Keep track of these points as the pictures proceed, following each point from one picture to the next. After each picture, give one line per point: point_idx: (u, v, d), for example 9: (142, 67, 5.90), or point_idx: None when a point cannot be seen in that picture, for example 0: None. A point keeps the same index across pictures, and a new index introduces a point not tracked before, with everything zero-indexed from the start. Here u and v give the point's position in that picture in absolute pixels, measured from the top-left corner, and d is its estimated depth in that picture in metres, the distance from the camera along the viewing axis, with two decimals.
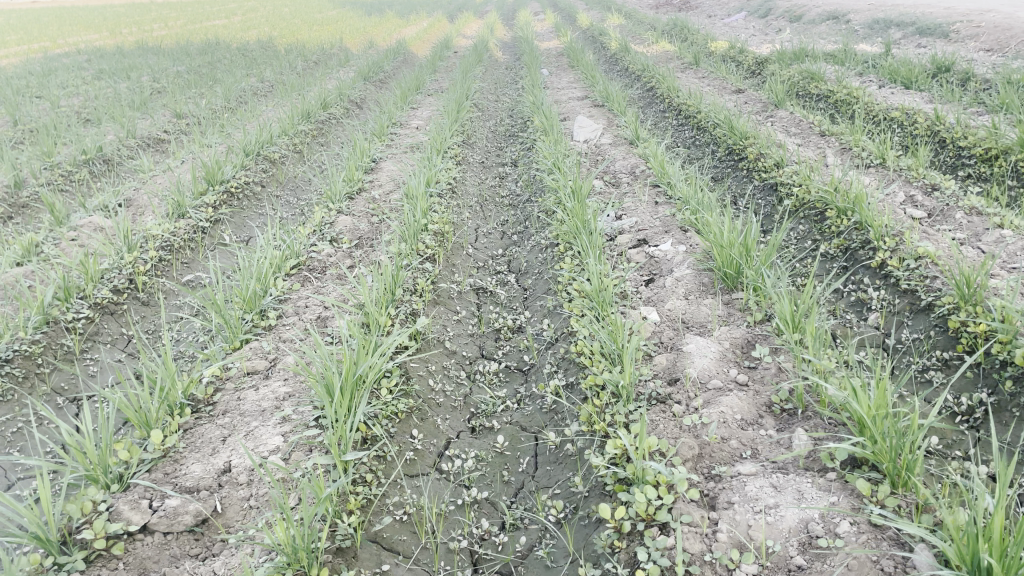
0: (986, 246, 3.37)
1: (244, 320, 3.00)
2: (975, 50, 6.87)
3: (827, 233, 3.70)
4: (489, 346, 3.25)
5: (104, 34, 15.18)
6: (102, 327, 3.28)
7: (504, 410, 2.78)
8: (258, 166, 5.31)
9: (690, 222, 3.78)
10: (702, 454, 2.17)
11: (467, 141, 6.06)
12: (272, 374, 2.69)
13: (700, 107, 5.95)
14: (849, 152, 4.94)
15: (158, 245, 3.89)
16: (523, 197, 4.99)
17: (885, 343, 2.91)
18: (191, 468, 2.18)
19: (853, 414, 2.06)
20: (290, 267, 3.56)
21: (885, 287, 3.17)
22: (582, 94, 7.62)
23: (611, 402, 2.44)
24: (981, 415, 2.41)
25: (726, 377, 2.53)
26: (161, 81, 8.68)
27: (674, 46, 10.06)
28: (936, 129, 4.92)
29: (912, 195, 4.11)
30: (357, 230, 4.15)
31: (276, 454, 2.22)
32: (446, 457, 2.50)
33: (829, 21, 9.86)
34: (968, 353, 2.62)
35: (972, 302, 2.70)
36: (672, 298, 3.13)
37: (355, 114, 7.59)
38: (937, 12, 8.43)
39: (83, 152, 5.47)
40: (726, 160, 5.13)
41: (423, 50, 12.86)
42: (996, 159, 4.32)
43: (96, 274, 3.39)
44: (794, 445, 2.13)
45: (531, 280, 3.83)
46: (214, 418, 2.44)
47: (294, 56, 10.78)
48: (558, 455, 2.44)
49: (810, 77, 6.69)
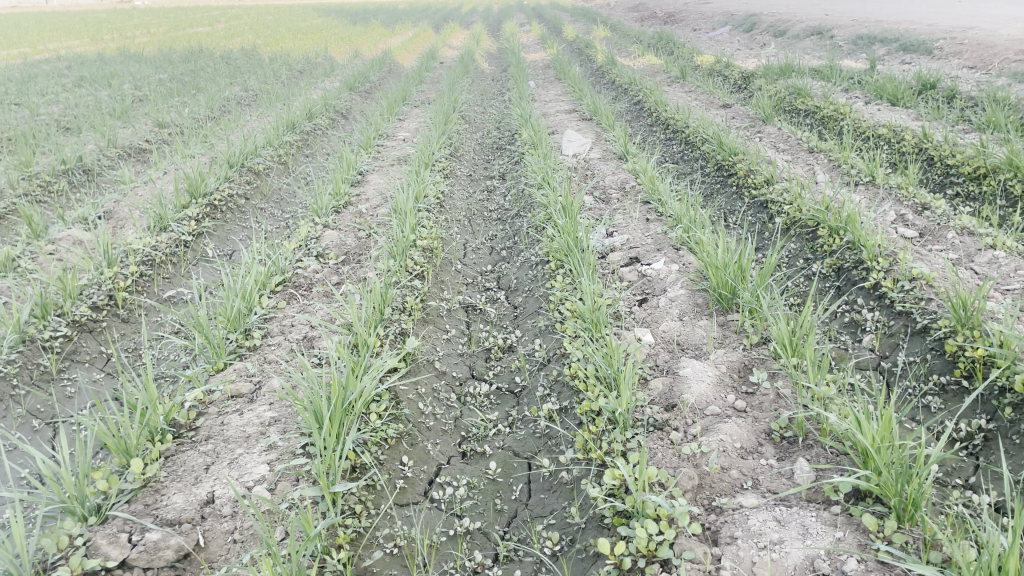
0: (979, 267, 3.34)
1: (228, 340, 2.91)
2: (959, 67, 6.90)
3: (819, 252, 3.67)
4: (479, 366, 3.18)
5: (85, 40, 15.00)
6: (81, 345, 3.18)
7: (495, 434, 2.71)
8: (242, 177, 5.23)
9: (682, 241, 3.73)
10: (702, 485, 2.11)
11: (454, 154, 6.00)
12: (257, 398, 2.61)
13: (688, 122, 5.93)
14: (838, 169, 4.92)
15: (139, 260, 3.80)
16: (511, 211, 4.93)
17: (880, 366, 2.85)
18: (173, 499, 2.09)
19: (856, 444, 2.02)
20: (275, 284, 3.48)
21: (879, 308, 3.12)
22: (569, 107, 7.59)
23: (607, 429, 2.38)
24: (980, 443, 2.34)
25: (724, 403, 2.48)
26: (143, 89, 8.56)
27: (660, 59, 10.06)
28: (924, 147, 4.91)
29: (903, 214, 4.09)
30: (344, 245, 4.07)
31: (261, 484, 2.14)
32: (437, 485, 2.42)
33: (813, 36, 9.90)
34: (966, 377, 2.55)
35: (969, 326, 2.64)
36: (666, 319, 3.08)
37: (340, 124, 7.51)
38: (921, 28, 8.48)
39: (63, 162, 5.36)
40: (716, 176, 5.10)
41: (408, 60, 12.81)
42: (985, 178, 4.31)
43: (75, 290, 3.29)
44: (795, 476, 2.08)
45: (522, 297, 3.76)
46: (197, 444, 2.35)
47: (279, 65, 10.69)
48: (552, 483, 2.38)
49: (797, 92, 6.69)
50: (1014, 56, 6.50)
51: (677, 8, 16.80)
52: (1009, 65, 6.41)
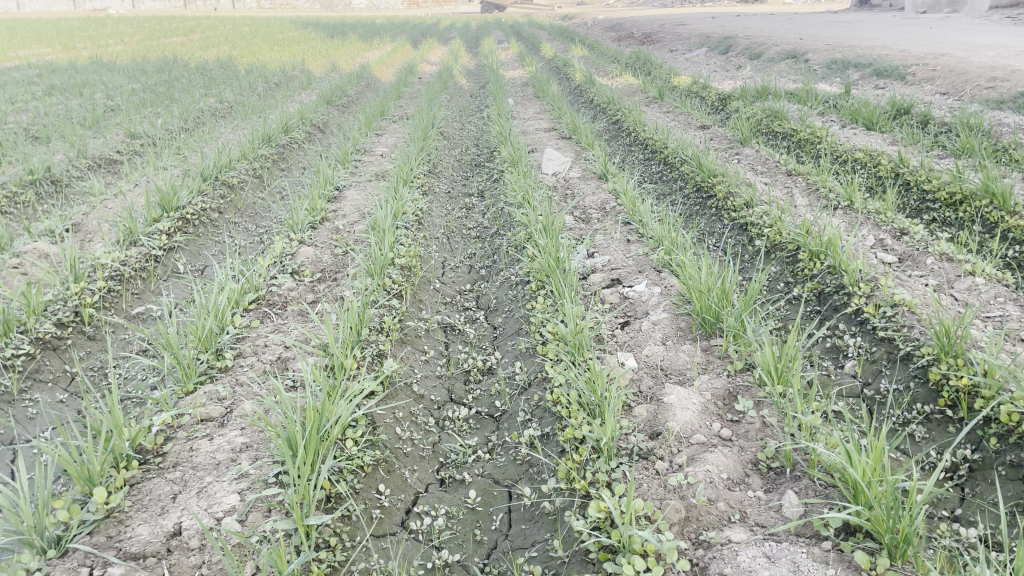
0: (959, 294, 3.34)
1: (198, 360, 2.81)
2: (932, 93, 6.99)
3: (800, 275, 3.65)
4: (458, 389, 3.10)
5: (57, 48, 14.77)
6: (44, 363, 3.07)
7: (475, 461, 2.64)
8: (216, 191, 5.13)
9: (664, 263, 3.70)
10: (689, 518, 2.06)
11: (433, 171, 5.94)
12: (228, 423, 2.51)
13: (667, 143, 5.92)
14: (816, 193, 4.93)
15: (107, 275, 3.69)
16: (490, 229, 4.88)
17: (863, 393, 2.81)
18: (138, 531, 1.99)
19: (845, 477, 1.98)
20: (248, 302, 3.38)
21: (861, 334, 3.10)
22: (548, 125, 7.57)
23: (591, 458, 2.32)
24: (965, 473, 2.29)
25: (709, 432, 2.43)
26: (115, 99, 8.41)
27: (637, 79, 10.10)
28: (900, 171, 4.93)
29: (882, 239, 4.08)
30: (319, 262, 3.99)
31: (231, 516, 2.05)
32: (414, 514, 2.34)
33: (788, 60, 10.01)
34: (950, 407, 2.52)
35: (952, 353, 2.60)
36: (649, 343, 3.03)
37: (317, 138, 7.42)
38: (894, 54, 8.59)
39: (30, 173, 5.22)
40: (696, 197, 5.09)
41: (386, 75, 12.76)
42: (961, 204, 4.33)
43: (39, 306, 3.18)
44: (784, 509, 2.03)
45: (501, 317, 3.69)
46: (164, 471, 2.25)
47: (255, 77, 10.59)
48: (533, 514, 2.31)
49: (774, 115, 6.73)
50: (986, 83, 6.59)
51: (653, 29, 16.94)
52: (981, 92, 6.49)
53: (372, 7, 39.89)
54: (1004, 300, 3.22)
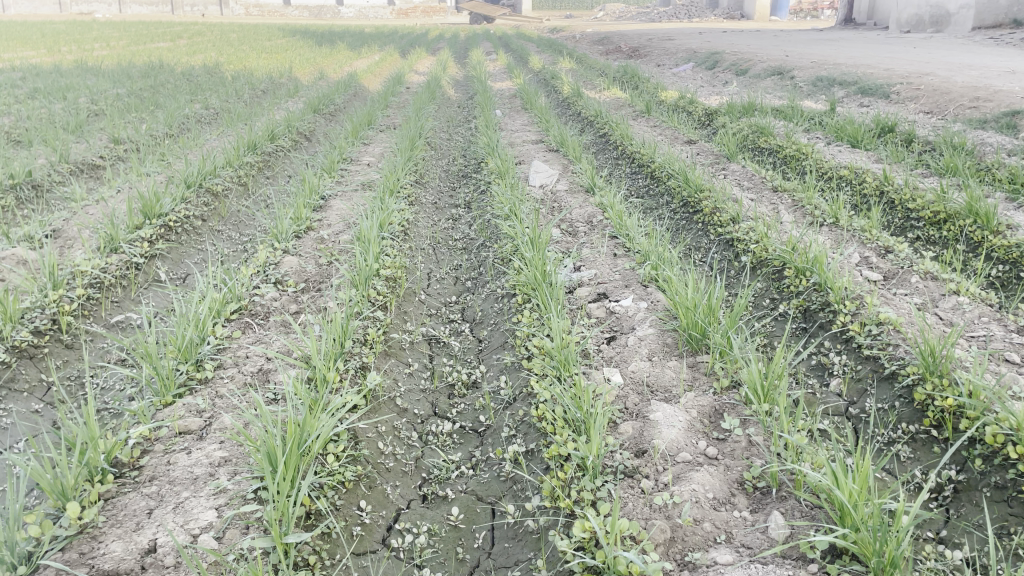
0: (943, 313, 3.34)
1: (178, 371, 2.76)
2: (916, 112, 7.04)
3: (785, 291, 3.64)
4: (442, 403, 3.07)
5: (42, 51, 14.64)
6: (19, 372, 3.02)
7: (458, 476, 2.61)
8: (200, 199, 5.08)
9: (651, 278, 3.68)
10: (674, 538, 2.03)
11: (419, 181, 5.91)
12: (206, 436, 2.46)
13: (654, 158, 5.92)
14: (802, 210, 4.93)
15: (87, 282, 3.65)
16: (476, 241, 4.85)
17: (848, 412, 2.80)
18: (111, 547, 1.93)
19: (831, 498, 1.97)
20: (230, 312, 3.34)
21: (847, 352, 3.09)
22: (536, 138, 7.55)
23: (576, 476, 2.29)
24: (949, 495, 2.29)
25: (695, 450, 2.41)
26: (100, 104, 8.35)
27: (625, 92, 10.13)
28: (885, 189, 4.94)
29: (867, 256, 4.09)
30: (303, 271, 3.94)
31: (208, 533, 1.99)
32: (395, 532, 2.31)
33: (774, 76, 10.07)
34: (935, 427, 2.51)
35: (937, 373, 2.60)
36: (635, 359, 3.01)
37: (302, 146, 7.39)
38: (879, 73, 8.67)
39: (10, 177, 5.17)
40: (682, 212, 5.09)
41: (374, 83, 12.72)
42: (945, 222, 4.35)
43: (16, 313, 3.14)
44: (771, 530, 2.01)
45: (487, 329, 3.66)
46: (140, 485, 2.20)
47: (241, 84, 10.54)
48: (517, 531, 2.29)
49: (760, 131, 6.76)
50: (969, 103, 6.64)
51: (640, 43, 17.01)
52: (965, 112, 6.55)
53: (360, 15, 39.71)
54: (989, 320, 3.23)
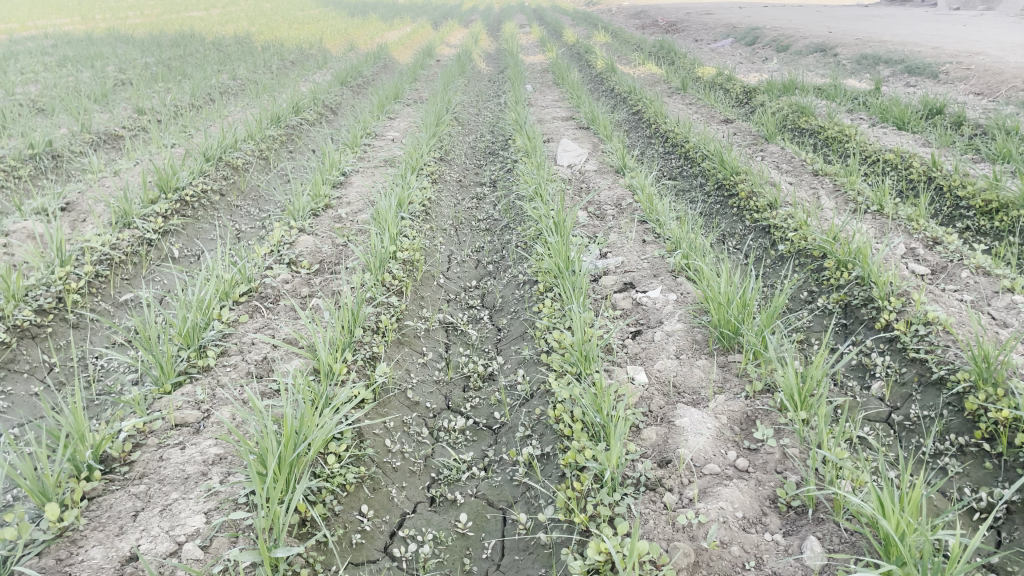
0: (996, 312, 3.09)
1: (178, 358, 2.63)
2: (965, 93, 6.68)
3: (825, 285, 3.41)
4: (456, 397, 2.91)
5: (76, 19, 14.63)
6: (20, 352, 2.91)
7: (469, 478, 2.45)
8: (219, 172, 4.95)
9: (681, 267, 3.47)
10: (698, 563, 1.86)
11: (444, 157, 5.72)
12: (203, 430, 2.33)
13: (688, 137, 5.67)
14: (843, 195, 4.67)
15: (96, 259, 3.53)
16: (501, 222, 4.67)
17: (891, 419, 2.59)
18: (91, 553, 1.80)
19: (875, 525, 1.78)
20: (239, 295, 3.20)
21: (890, 352, 2.87)
22: (566, 115, 7.31)
23: (593, 488, 2.12)
24: (1002, 517, 2.08)
25: (723, 462, 2.22)
26: (127, 72, 8.27)
27: (661, 68, 9.81)
28: (933, 175, 4.66)
29: (913, 248, 3.83)
30: (319, 252, 3.79)
31: (193, 541, 1.86)
32: (399, 539, 2.16)
33: (816, 53, 9.68)
34: (987, 440, 2.30)
35: (990, 382, 2.37)
36: (662, 356, 2.82)
37: (327, 119, 7.24)
38: (926, 51, 8.29)
39: (30, 147, 5.09)
40: (717, 196, 4.86)
41: (405, 56, 12.52)
42: (997, 213, 4.07)
43: (19, 291, 3.02)
44: (805, 559, 1.82)
45: (507, 318, 3.49)
46: (128, 483, 2.07)
47: (270, 54, 10.41)
48: (528, 544, 2.13)
49: (800, 110, 6.46)
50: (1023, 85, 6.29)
51: (678, 17, 16.55)
52: (1018, 94, 6.19)
53: None
54: None
